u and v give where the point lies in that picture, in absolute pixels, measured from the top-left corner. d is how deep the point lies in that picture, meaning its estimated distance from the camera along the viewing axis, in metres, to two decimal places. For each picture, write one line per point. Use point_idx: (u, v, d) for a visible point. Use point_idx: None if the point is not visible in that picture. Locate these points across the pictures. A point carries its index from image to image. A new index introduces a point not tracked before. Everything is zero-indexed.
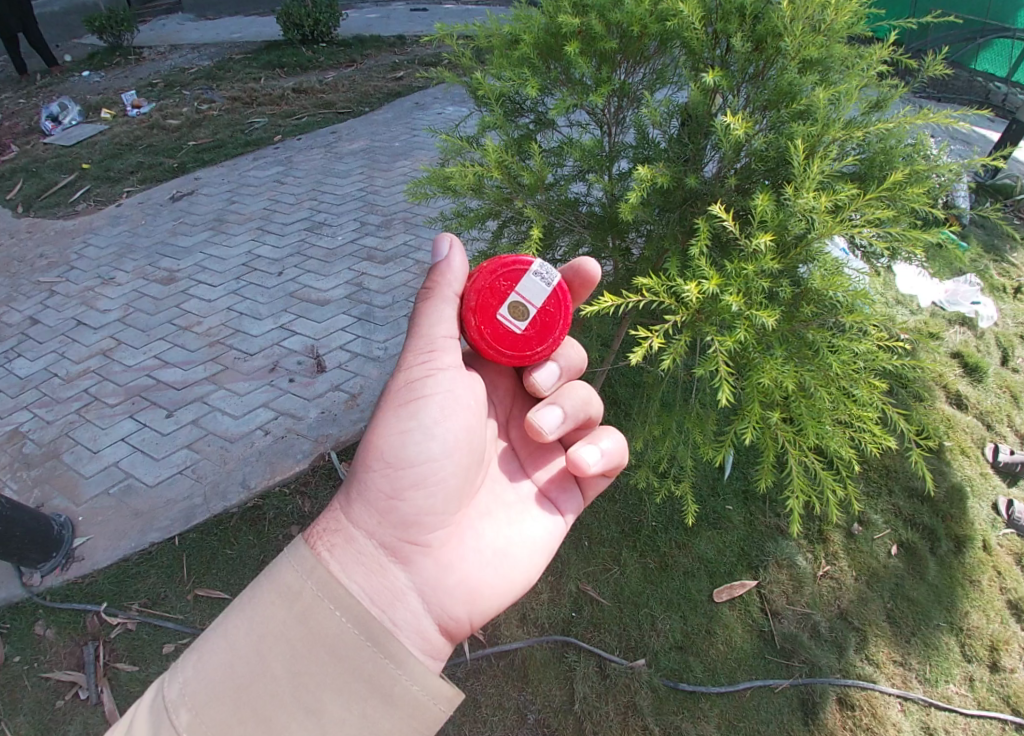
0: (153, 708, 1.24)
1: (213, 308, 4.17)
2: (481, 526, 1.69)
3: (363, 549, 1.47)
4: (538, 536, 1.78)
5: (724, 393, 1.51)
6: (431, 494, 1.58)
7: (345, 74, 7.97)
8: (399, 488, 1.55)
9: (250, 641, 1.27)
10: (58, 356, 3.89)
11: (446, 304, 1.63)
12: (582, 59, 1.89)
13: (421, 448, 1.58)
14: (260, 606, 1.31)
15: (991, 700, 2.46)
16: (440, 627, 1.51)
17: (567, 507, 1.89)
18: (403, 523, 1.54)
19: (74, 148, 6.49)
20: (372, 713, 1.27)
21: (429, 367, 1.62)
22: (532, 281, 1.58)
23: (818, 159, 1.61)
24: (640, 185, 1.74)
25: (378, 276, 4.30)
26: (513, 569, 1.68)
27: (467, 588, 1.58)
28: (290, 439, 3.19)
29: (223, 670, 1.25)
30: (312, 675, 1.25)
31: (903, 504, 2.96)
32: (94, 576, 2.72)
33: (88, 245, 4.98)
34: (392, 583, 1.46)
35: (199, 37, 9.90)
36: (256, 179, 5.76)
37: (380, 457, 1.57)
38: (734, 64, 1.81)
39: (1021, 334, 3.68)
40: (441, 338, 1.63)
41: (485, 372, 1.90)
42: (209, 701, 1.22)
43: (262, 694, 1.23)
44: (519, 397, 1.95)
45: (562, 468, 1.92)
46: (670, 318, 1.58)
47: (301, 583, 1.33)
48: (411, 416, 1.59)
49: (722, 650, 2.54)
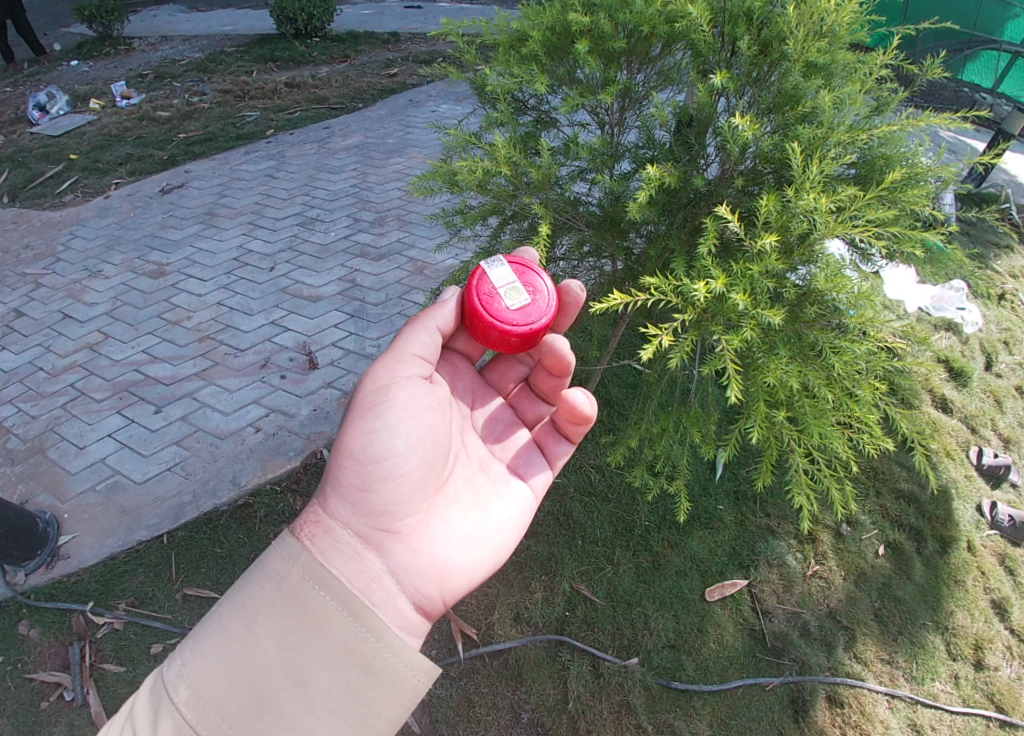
0: (153, 693, 1.26)
1: (203, 303, 4.12)
2: (449, 512, 1.68)
3: (340, 539, 1.48)
4: (506, 516, 1.78)
5: (734, 391, 1.52)
6: (401, 485, 1.58)
7: (338, 70, 7.91)
8: (369, 481, 1.55)
9: (242, 623, 1.29)
10: (43, 349, 3.81)
11: (427, 332, 1.68)
12: (591, 58, 1.91)
13: (388, 445, 1.57)
14: (251, 590, 1.32)
15: (975, 697, 2.51)
16: (414, 606, 1.51)
17: (535, 476, 1.88)
18: (374, 513, 1.54)
19: (62, 138, 6.37)
20: (357, 685, 1.29)
21: (395, 375, 1.63)
22: (497, 269, 1.66)
23: (818, 161, 1.63)
24: (649, 185, 1.78)
25: (370, 273, 4.27)
26: (483, 549, 1.68)
27: (438, 568, 1.57)
28: (281, 436, 3.16)
29: (218, 649, 1.26)
30: (300, 650, 1.27)
31: (891, 504, 3.02)
32: (80, 575, 2.67)
33: (75, 236, 4.89)
34: (367, 568, 1.47)
35: (191, 28, 9.79)
36: (248, 173, 5.70)
37: (349, 455, 1.56)
38: (739, 67, 1.84)
39: (1004, 340, 3.77)
40: (412, 353, 1.66)
41: (446, 370, 1.89)
42: (205, 678, 1.24)
43: (253, 670, 1.25)
44: (478, 391, 1.97)
45: (525, 443, 1.94)
46: (678, 318, 1.60)
47: (287, 567, 1.34)
48: (376, 417, 1.59)
49: (714, 649, 2.57)
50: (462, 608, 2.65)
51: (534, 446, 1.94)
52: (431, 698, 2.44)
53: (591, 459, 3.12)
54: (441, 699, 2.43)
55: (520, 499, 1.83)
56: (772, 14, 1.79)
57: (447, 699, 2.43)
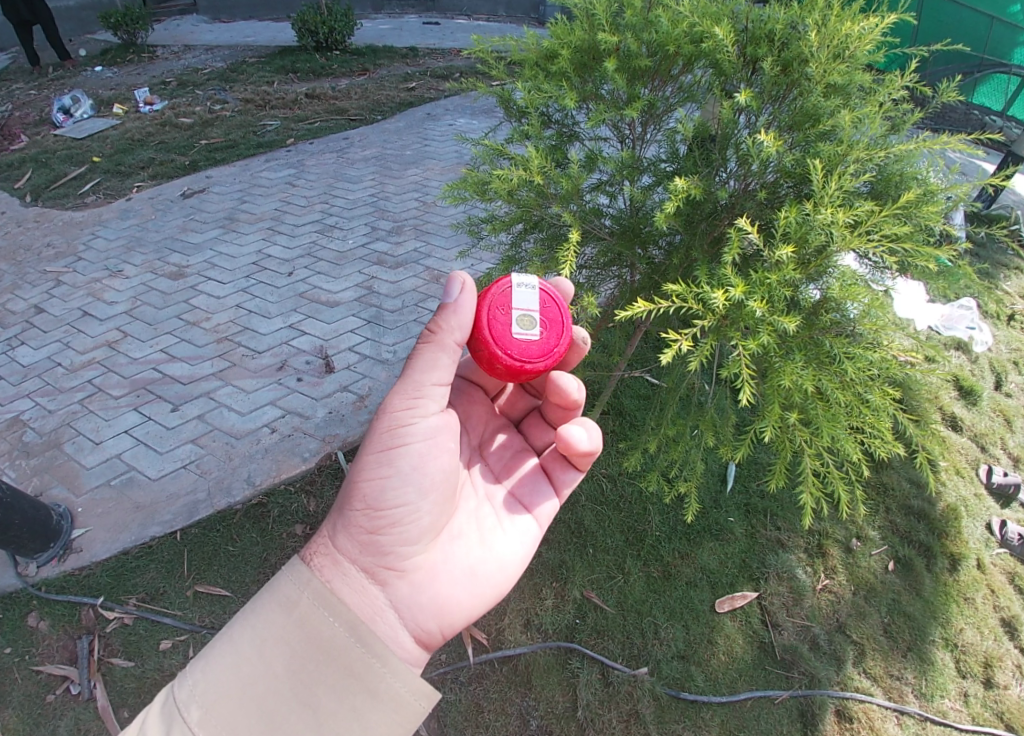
0: (164, 709, 1.26)
1: (222, 305, 4.16)
2: (452, 548, 1.66)
3: (349, 573, 1.47)
4: (507, 553, 1.74)
5: (750, 390, 1.58)
6: (408, 527, 1.57)
7: (357, 83, 8.05)
8: (378, 525, 1.54)
9: (253, 645, 1.30)
10: (62, 345, 3.84)
11: (445, 355, 1.57)
12: (618, 75, 1.99)
13: (400, 492, 1.55)
14: (263, 614, 1.34)
15: (985, 716, 2.49)
16: (414, 639, 1.51)
17: (540, 512, 1.87)
18: (381, 551, 1.53)
19: (85, 140, 6.46)
20: (361, 709, 1.30)
21: (412, 412, 1.57)
22: (523, 291, 1.65)
23: (838, 176, 1.69)
24: (676, 196, 1.82)
25: (388, 280, 4.32)
26: (483, 585, 1.66)
27: (439, 604, 1.56)
28: (297, 437, 3.18)
29: (229, 671, 1.28)
30: (309, 673, 1.29)
31: (900, 520, 3.03)
32: (92, 568, 2.67)
33: (96, 236, 4.96)
34: (372, 602, 1.46)
35: (214, 38, 9.96)
36: (268, 180, 5.78)
37: (359, 498, 1.54)
38: (761, 86, 1.90)
39: (1014, 360, 3.84)
40: (430, 385, 1.58)
41: (459, 401, 1.93)
42: (217, 698, 1.24)
43: (265, 692, 1.26)
44: (490, 423, 1.98)
45: (533, 471, 1.92)
46: (698, 322, 1.64)
47: (299, 592, 1.36)
48: (390, 462, 1.56)
49: (723, 661, 2.56)
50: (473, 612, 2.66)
51: (542, 474, 1.92)
52: (440, 702, 2.44)
53: (603, 468, 3.14)
54: (450, 703, 2.44)
55: (524, 533, 1.81)
56: (793, 37, 1.86)
57: (456, 704, 2.43)
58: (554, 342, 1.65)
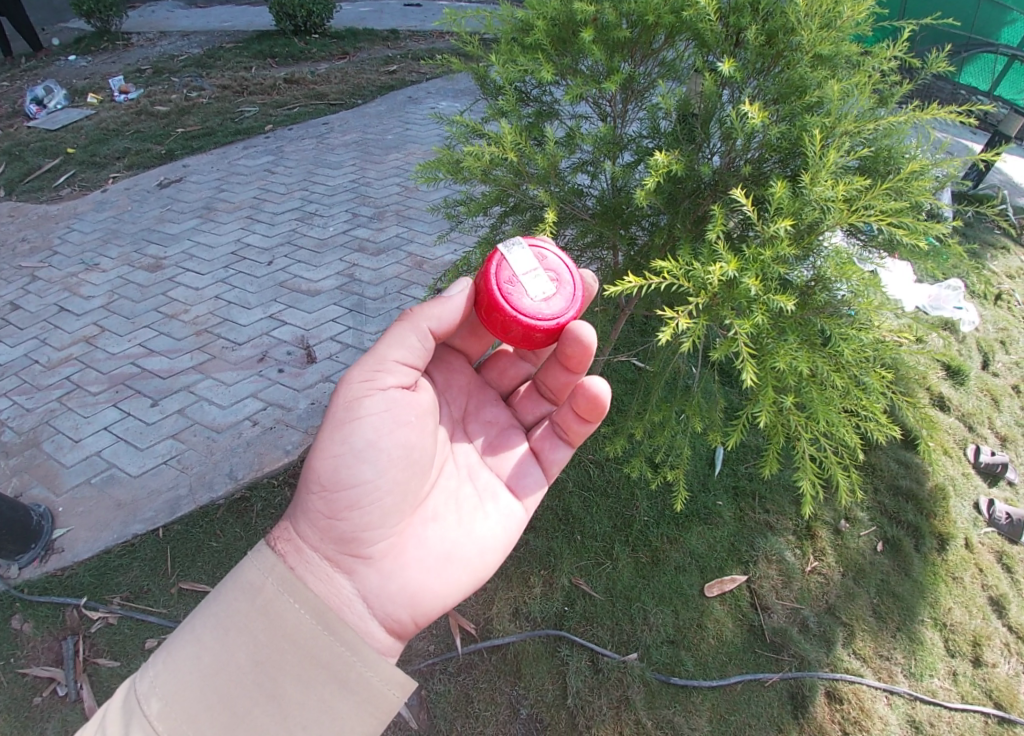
0: (125, 703, 1.25)
1: (201, 296, 4.10)
2: (425, 532, 1.60)
3: (311, 560, 1.44)
4: (487, 536, 1.68)
5: (748, 372, 1.53)
6: (370, 508, 1.51)
7: (337, 66, 7.91)
8: (336, 508, 1.49)
9: (215, 635, 1.28)
10: (39, 342, 3.78)
11: (412, 332, 1.58)
12: (596, 47, 1.93)
13: (355, 470, 1.50)
14: (226, 601, 1.32)
15: (974, 694, 2.49)
16: (384, 628, 1.47)
17: (527, 494, 1.79)
18: (342, 538, 1.49)
19: (59, 132, 6.34)
20: (330, 699, 1.29)
21: (368, 387, 1.54)
22: (516, 253, 1.57)
23: (833, 149, 1.64)
24: (657, 171, 1.77)
25: (370, 268, 4.26)
26: (458, 570, 1.60)
27: (410, 593, 1.52)
28: (279, 430, 3.14)
29: (191, 661, 1.26)
30: (274, 663, 1.27)
31: (888, 501, 3.01)
32: (74, 568, 2.64)
33: (72, 230, 4.87)
34: (338, 592, 1.43)
35: (190, 24, 9.77)
36: (247, 168, 5.69)
37: (316, 479, 1.50)
38: (744, 60, 1.85)
39: (1001, 339, 3.81)
40: (392, 360, 1.57)
41: (440, 369, 1.83)
42: (178, 690, 1.23)
43: (227, 684, 1.25)
44: (474, 392, 1.88)
45: (520, 453, 1.83)
46: (691, 301, 1.60)
47: (263, 579, 1.34)
48: (344, 439, 1.51)
49: (712, 645, 2.55)
50: (460, 603, 2.64)
51: (530, 454, 1.84)
52: (430, 693, 2.42)
53: (589, 454, 3.10)
54: (439, 694, 2.42)
55: (506, 516, 1.74)
56: (777, 6, 1.80)
57: (445, 695, 2.41)
58: (570, 287, 1.60)
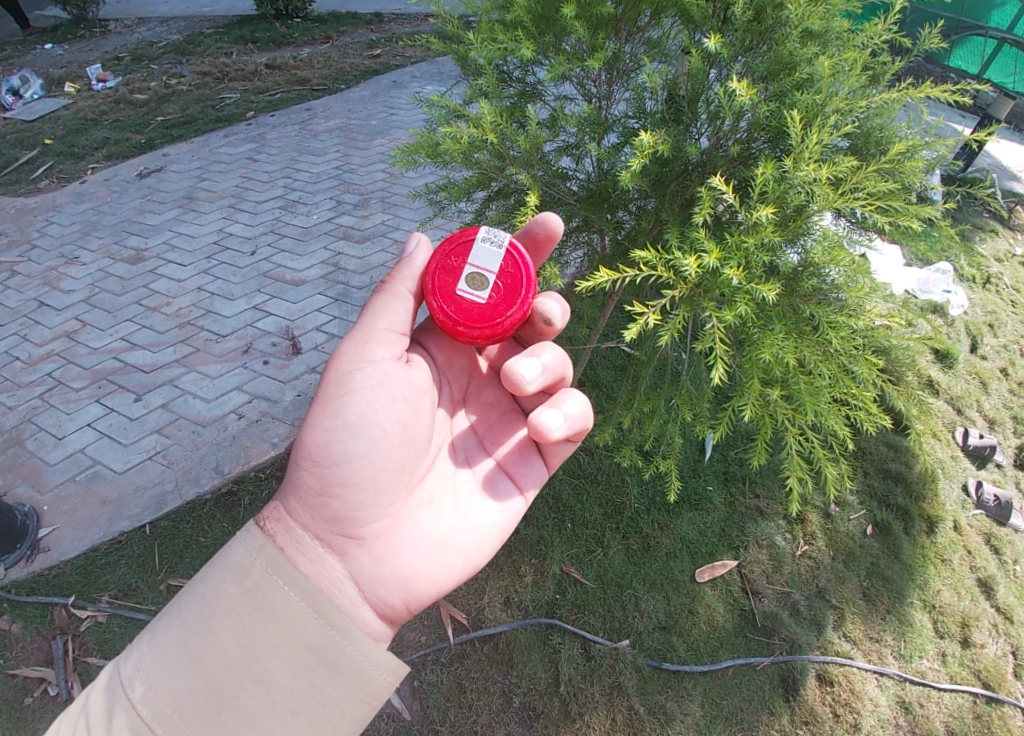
0: (109, 687, 1.23)
1: (183, 288, 4.05)
2: (420, 514, 1.57)
3: (302, 540, 1.42)
4: (483, 522, 1.65)
5: (721, 369, 1.52)
6: (363, 487, 1.50)
7: (319, 51, 7.77)
8: (329, 485, 1.48)
9: (201, 618, 1.26)
10: (19, 338, 3.73)
11: (396, 299, 1.57)
12: (578, 23, 1.88)
13: (347, 445, 1.49)
14: (213, 584, 1.30)
15: (963, 674, 2.51)
16: (376, 612, 1.45)
17: (526, 485, 1.75)
18: (335, 517, 1.47)
19: (35, 123, 6.23)
20: (320, 683, 1.27)
21: (359, 358, 1.53)
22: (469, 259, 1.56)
23: (816, 127, 1.61)
24: (642, 153, 1.73)
25: (355, 256, 4.21)
26: (453, 555, 1.57)
27: (403, 577, 1.49)
28: (266, 422, 3.11)
29: (176, 644, 1.24)
30: (262, 646, 1.25)
31: (878, 484, 3.01)
32: (61, 566, 2.62)
33: (50, 223, 4.79)
34: (329, 574, 1.41)
35: (169, 9, 9.59)
36: (228, 156, 5.60)
37: (307, 455, 1.49)
38: (732, 37, 1.81)
39: (989, 322, 3.80)
40: (381, 329, 1.56)
41: (441, 348, 1.78)
42: (164, 672, 1.22)
43: (214, 666, 1.23)
44: (477, 373, 1.83)
45: (520, 439, 1.78)
46: (669, 293, 1.58)
47: (251, 560, 1.32)
48: (336, 413, 1.50)
49: (704, 630, 2.55)
50: (451, 593, 2.63)
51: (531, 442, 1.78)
52: (422, 683, 2.42)
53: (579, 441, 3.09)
54: (431, 684, 2.41)
55: (504, 504, 1.70)
56: None
57: (437, 685, 2.41)
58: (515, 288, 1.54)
